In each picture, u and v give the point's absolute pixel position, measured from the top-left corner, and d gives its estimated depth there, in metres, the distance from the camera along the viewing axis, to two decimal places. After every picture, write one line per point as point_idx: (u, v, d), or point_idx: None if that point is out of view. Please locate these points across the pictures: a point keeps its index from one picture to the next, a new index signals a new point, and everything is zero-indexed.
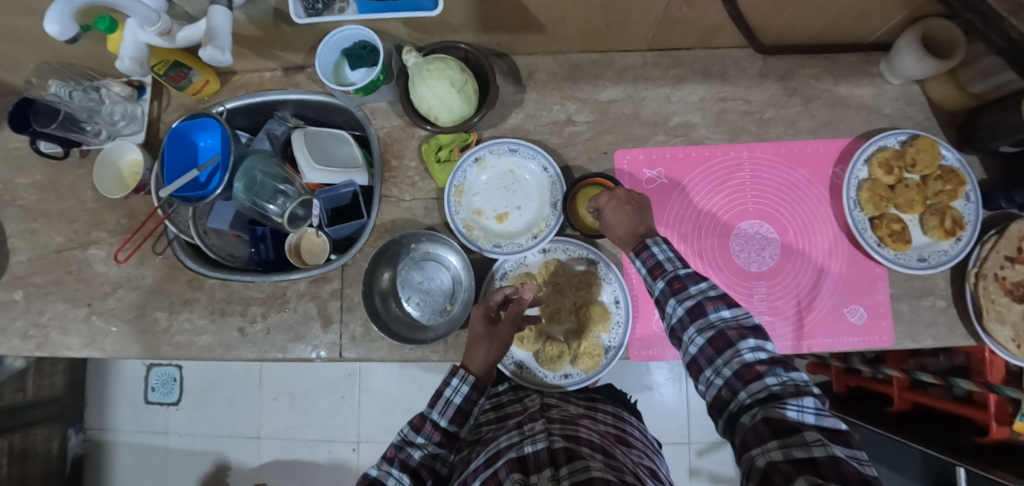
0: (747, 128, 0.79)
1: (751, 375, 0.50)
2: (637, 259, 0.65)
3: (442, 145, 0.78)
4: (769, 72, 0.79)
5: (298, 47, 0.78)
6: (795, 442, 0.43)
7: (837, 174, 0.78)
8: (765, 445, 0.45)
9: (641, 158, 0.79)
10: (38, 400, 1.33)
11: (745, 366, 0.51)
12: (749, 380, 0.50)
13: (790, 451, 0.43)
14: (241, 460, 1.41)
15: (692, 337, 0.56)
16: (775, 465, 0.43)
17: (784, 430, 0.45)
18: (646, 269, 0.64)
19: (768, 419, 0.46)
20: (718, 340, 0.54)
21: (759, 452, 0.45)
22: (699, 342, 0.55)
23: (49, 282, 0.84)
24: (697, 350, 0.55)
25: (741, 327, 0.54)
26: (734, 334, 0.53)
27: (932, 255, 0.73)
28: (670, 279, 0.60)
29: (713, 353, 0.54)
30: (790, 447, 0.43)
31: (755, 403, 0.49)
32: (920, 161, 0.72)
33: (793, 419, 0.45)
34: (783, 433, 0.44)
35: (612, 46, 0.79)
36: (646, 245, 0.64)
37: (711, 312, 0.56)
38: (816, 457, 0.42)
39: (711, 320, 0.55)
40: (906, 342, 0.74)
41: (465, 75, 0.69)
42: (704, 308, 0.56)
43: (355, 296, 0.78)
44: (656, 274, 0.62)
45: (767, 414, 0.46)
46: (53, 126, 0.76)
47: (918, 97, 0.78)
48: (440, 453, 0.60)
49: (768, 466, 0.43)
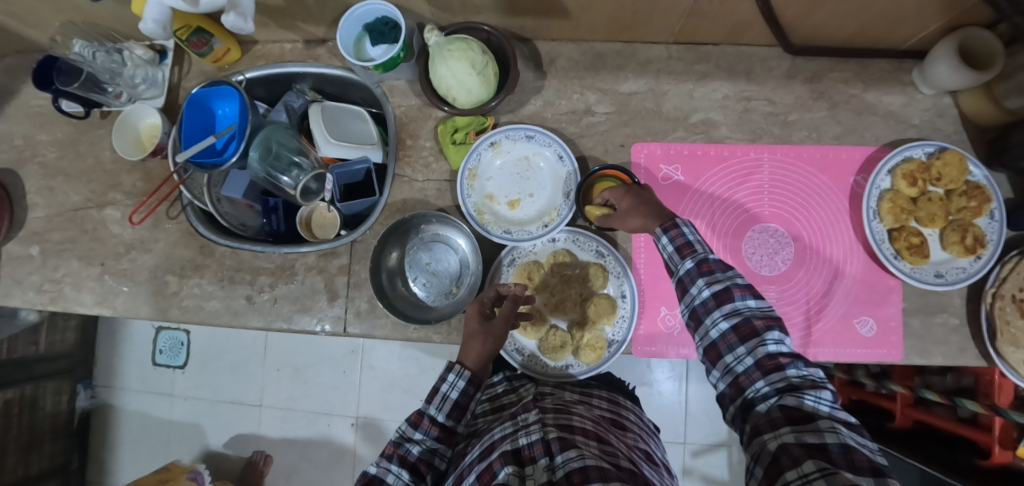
0: (770, 130, 0.78)
1: (772, 365, 0.50)
2: (664, 235, 0.61)
3: (457, 127, 0.77)
4: (797, 73, 0.77)
5: (320, 19, 0.77)
6: (808, 428, 0.43)
7: (858, 182, 0.76)
8: (776, 430, 0.45)
9: (658, 153, 0.78)
10: (50, 354, 1.37)
11: (768, 357, 0.50)
12: (771, 369, 0.49)
13: (802, 436, 0.43)
14: (241, 426, 1.44)
15: (716, 320, 0.54)
16: (786, 447, 0.43)
17: (798, 417, 0.45)
18: (674, 247, 0.60)
19: (784, 407, 0.46)
20: (743, 328, 0.53)
21: (771, 436, 0.45)
22: (723, 327, 0.54)
23: (64, 240, 0.85)
24: (718, 335, 0.54)
25: (767, 317, 0.53)
26: (761, 323, 0.52)
27: (950, 272, 0.72)
28: (699, 261, 0.57)
29: (735, 339, 0.53)
30: (802, 432, 0.43)
31: (773, 393, 0.48)
32: (945, 175, 0.70)
33: (809, 407, 0.45)
34: (798, 421, 0.44)
35: (637, 36, 0.77)
36: (678, 222, 0.61)
37: (739, 299, 0.54)
38: (827, 442, 0.42)
39: (738, 307, 0.54)
40: (914, 357, 0.73)
41: (485, 57, 0.68)
42: (732, 293, 0.54)
43: (363, 273, 0.78)
44: (685, 253, 0.59)
45: (781, 402, 0.47)
46: (76, 85, 0.77)
47: (949, 109, 0.76)
48: (438, 448, 0.60)
49: (779, 449, 0.43)
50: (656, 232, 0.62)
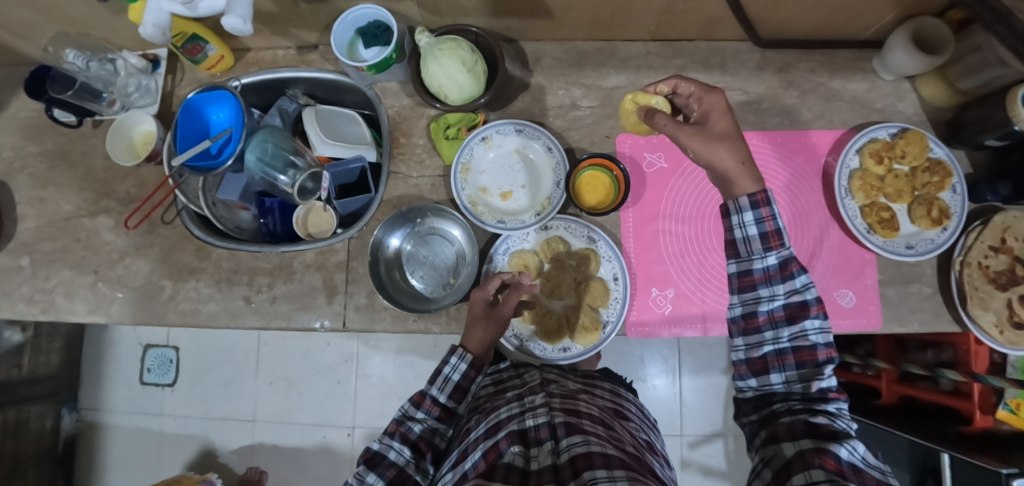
0: (745, 117, 0.82)
1: (818, 397, 0.54)
2: (752, 210, 0.58)
3: (450, 123, 0.80)
4: (767, 64, 0.83)
5: (313, 25, 0.80)
6: (831, 444, 0.49)
7: (829, 163, 0.81)
8: (796, 441, 0.50)
9: (641, 142, 0.81)
10: (34, 377, 1.34)
11: (819, 390, 0.54)
12: (815, 400, 0.54)
13: (822, 447, 0.48)
14: (234, 443, 1.41)
15: (779, 336, 0.57)
16: (803, 452, 0.49)
17: (823, 436, 0.50)
18: (761, 232, 0.58)
19: (811, 425, 0.51)
20: (804, 351, 0.56)
21: (791, 445, 0.50)
22: (783, 343, 0.57)
23: (56, 249, 0.85)
24: (773, 350, 0.57)
25: (828, 347, 0.56)
26: (823, 353, 0.55)
27: (919, 243, 0.76)
28: (784, 259, 0.58)
29: (791, 360, 0.56)
30: (823, 444, 0.49)
31: (802, 411, 0.53)
32: (909, 152, 0.76)
33: (834, 428, 0.51)
34: (822, 438, 0.50)
35: (617, 34, 0.82)
36: (771, 201, 0.58)
37: (809, 319, 0.56)
38: (841, 456, 0.47)
39: (804, 328, 0.56)
40: (892, 325, 0.77)
41: (475, 56, 0.72)
42: (807, 311, 0.56)
43: (361, 269, 0.79)
44: (772, 244, 0.58)
45: (811, 418, 0.52)
46: (69, 94, 0.78)
47: (909, 93, 0.81)
48: (438, 427, 0.63)
49: (795, 454, 0.49)
50: (742, 202, 0.59)
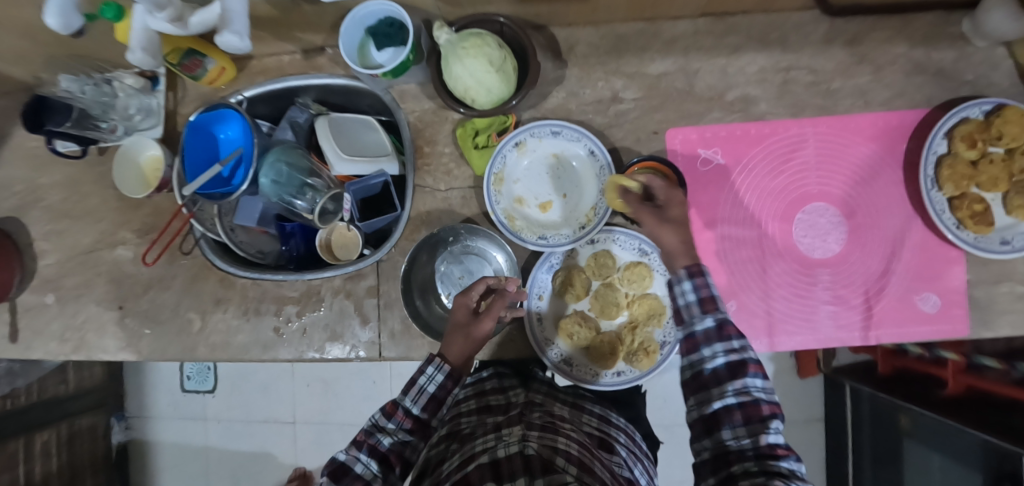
0: (811, 101, 0.72)
1: (770, 453, 0.48)
2: (688, 280, 0.58)
3: (478, 129, 0.72)
4: (836, 36, 0.72)
5: (318, 26, 0.71)
6: None
7: (911, 149, 0.71)
8: None
9: (694, 138, 0.73)
10: (80, 391, 1.37)
11: (768, 446, 0.48)
12: (767, 457, 0.48)
13: None
14: (278, 445, 1.43)
15: (725, 393, 0.52)
16: None
17: None
18: (697, 298, 0.57)
19: None
20: (751, 408, 0.50)
21: None
22: (731, 402, 0.51)
23: (79, 285, 0.82)
24: (722, 407, 0.52)
25: (772, 404, 0.51)
26: (768, 409, 0.50)
27: (1017, 237, 0.67)
28: (721, 321, 0.55)
29: (740, 418, 0.50)
30: None
31: (760, 473, 0.46)
32: (1007, 133, 0.64)
33: None
34: None
35: (660, 13, 0.71)
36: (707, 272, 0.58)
37: (751, 376, 0.52)
38: None
39: (748, 385, 0.52)
40: (980, 331, 0.69)
41: (502, 52, 0.63)
42: (747, 368, 0.52)
43: (392, 293, 0.74)
44: (709, 308, 0.56)
45: None
46: (69, 124, 0.73)
47: (1004, 60, 0.69)
48: (410, 441, 0.59)
49: None
50: (680, 274, 0.59)
